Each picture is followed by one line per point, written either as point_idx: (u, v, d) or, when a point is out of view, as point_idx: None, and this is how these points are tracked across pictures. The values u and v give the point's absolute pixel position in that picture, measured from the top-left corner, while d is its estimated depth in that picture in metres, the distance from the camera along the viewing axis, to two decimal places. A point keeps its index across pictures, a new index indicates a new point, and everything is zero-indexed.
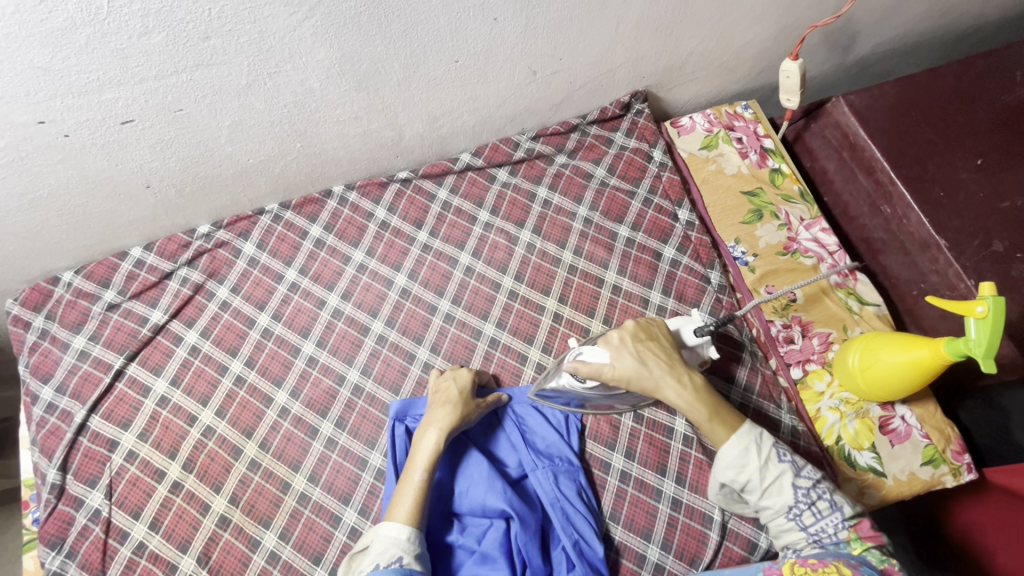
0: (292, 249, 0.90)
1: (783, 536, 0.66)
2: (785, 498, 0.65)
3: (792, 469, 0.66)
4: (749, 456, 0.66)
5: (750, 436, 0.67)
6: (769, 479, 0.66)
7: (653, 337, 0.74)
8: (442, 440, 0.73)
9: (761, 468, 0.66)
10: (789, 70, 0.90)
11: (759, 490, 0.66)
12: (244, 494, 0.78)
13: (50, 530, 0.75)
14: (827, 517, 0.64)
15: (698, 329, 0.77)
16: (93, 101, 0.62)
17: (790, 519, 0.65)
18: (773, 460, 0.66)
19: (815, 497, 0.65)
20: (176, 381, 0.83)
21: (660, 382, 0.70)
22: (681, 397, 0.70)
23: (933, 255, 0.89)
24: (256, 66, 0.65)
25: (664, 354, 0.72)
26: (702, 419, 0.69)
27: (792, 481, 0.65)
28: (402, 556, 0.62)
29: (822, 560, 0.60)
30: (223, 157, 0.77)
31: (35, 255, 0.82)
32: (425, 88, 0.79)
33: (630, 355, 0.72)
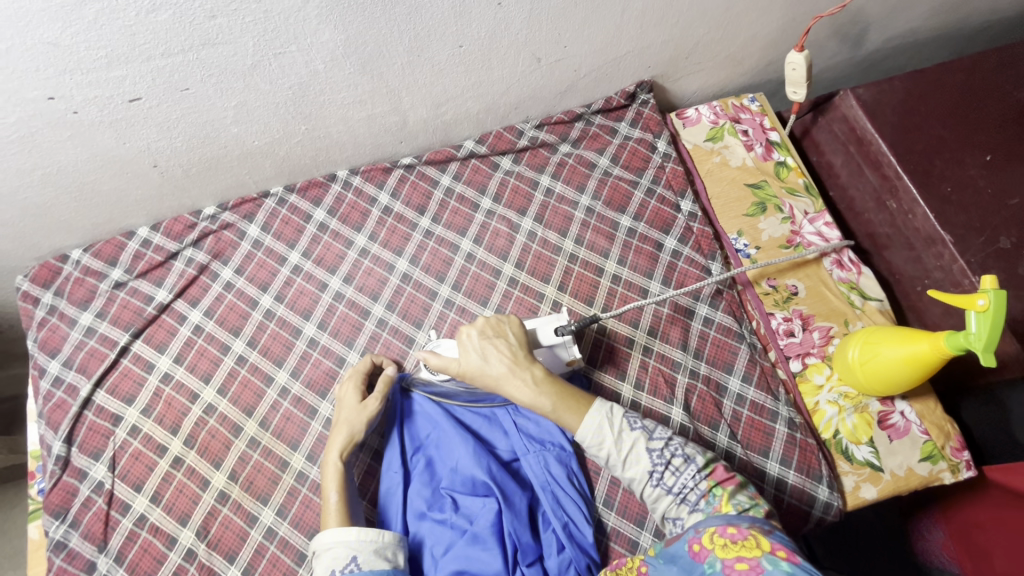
0: (296, 233, 0.91)
1: (657, 507, 0.63)
2: (643, 463, 0.63)
3: (644, 433, 0.65)
4: (604, 431, 0.65)
5: (602, 410, 0.66)
6: (625, 448, 0.64)
7: (501, 333, 0.70)
8: (345, 458, 0.73)
9: (619, 438, 0.65)
10: (795, 61, 0.89)
11: (619, 462, 0.64)
12: (243, 470, 0.79)
13: (55, 500, 0.77)
14: (685, 472, 0.62)
15: (557, 328, 0.75)
16: (101, 78, 0.62)
17: (655, 485, 0.63)
18: (626, 429, 0.65)
19: (669, 456, 0.63)
20: (180, 359, 0.84)
21: (501, 377, 0.67)
22: (524, 392, 0.66)
23: (939, 250, 0.88)
24: (262, 46, 0.65)
25: (509, 348, 0.68)
26: (548, 410, 0.65)
27: (646, 446, 0.64)
28: (356, 556, 0.63)
29: (741, 530, 0.54)
30: (229, 138, 0.78)
31: (45, 232, 0.83)
32: (429, 73, 0.79)
33: (474, 353, 0.68)
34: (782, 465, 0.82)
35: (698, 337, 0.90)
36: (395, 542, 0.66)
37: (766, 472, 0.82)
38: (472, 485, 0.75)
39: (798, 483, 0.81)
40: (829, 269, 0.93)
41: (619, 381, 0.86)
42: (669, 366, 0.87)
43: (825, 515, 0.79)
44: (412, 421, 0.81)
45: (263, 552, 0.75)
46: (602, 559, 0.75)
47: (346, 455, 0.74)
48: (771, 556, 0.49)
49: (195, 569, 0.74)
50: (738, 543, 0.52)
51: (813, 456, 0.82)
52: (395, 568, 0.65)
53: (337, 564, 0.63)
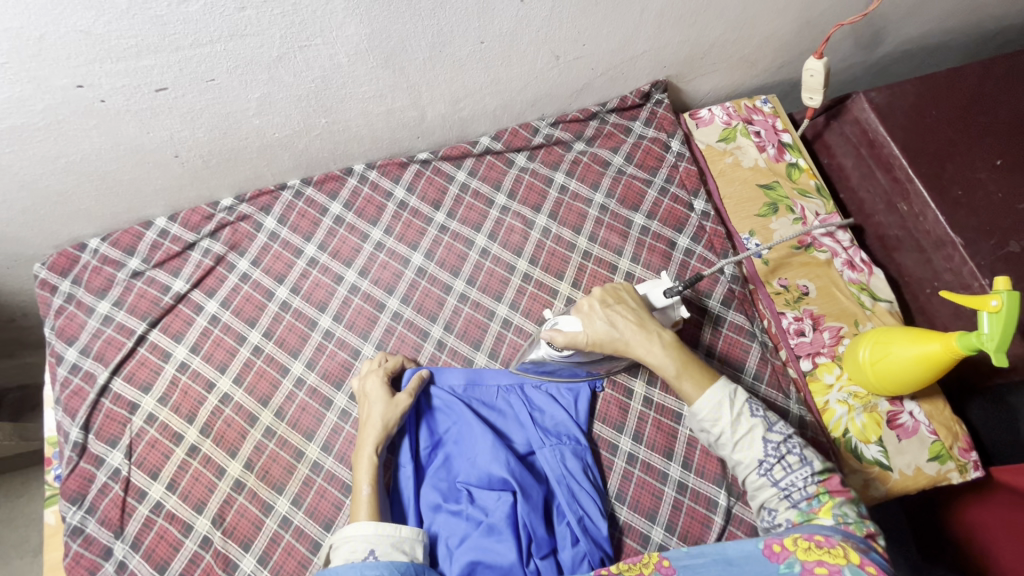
0: (312, 225, 0.92)
1: (757, 495, 0.66)
2: (755, 451, 0.65)
3: (764, 424, 0.67)
4: (723, 411, 0.67)
5: (723, 391, 0.68)
6: (741, 433, 0.66)
7: (622, 299, 0.74)
8: (379, 451, 0.74)
9: (733, 421, 0.67)
10: (813, 68, 0.90)
11: (730, 444, 0.67)
12: (259, 459, 0.80)
13: (72, 486, 0.78)
14: (797, 472, 0.64)
15: (667, 290, 0.76)
16: (130, 67, 0.63)
17: (761, 475, 0.65)
18: (744, 415, 0.67)
19: (785, 451, 0.65)
20: (196, 349, 0.85)
21: (633, 342, 0.71)
22: (654, 354, 0.70)
23: (948, 253, 0.90)
24: (288, 38, 0.66)
25: (634, 314, 0.73)
26: (675, 374, 0.69)
27: (763, 435, 0.66)
28: (373, 549, 0.65)
29: (829, 539, 0.56)
30: (250, 130, 0.78)
31: (64, 220, 0.84)
32: (449, 69, 0.80)
33: (600, 320, 0.72)
34: None
35: (710, 334, 0.90)
36: (413, 536, 0.68)
37: None
38: (488, 479, 0.76)
39: None
40: (839, 270, 0.94)
41: (630, 377, 0.86)
42: None
43: None
44: (430, 414, 0.82)
45: (278, 541, 0.76)
46: (614, 553, 0.76)
47: (380, 448, 0.75)
48: (857, 568, 0.53)
49: (211, 556, 0.75)
50: (823, 549, 0.55)
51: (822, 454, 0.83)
52: (412, 561, 0.66)
53: (355, 557, 0.64)
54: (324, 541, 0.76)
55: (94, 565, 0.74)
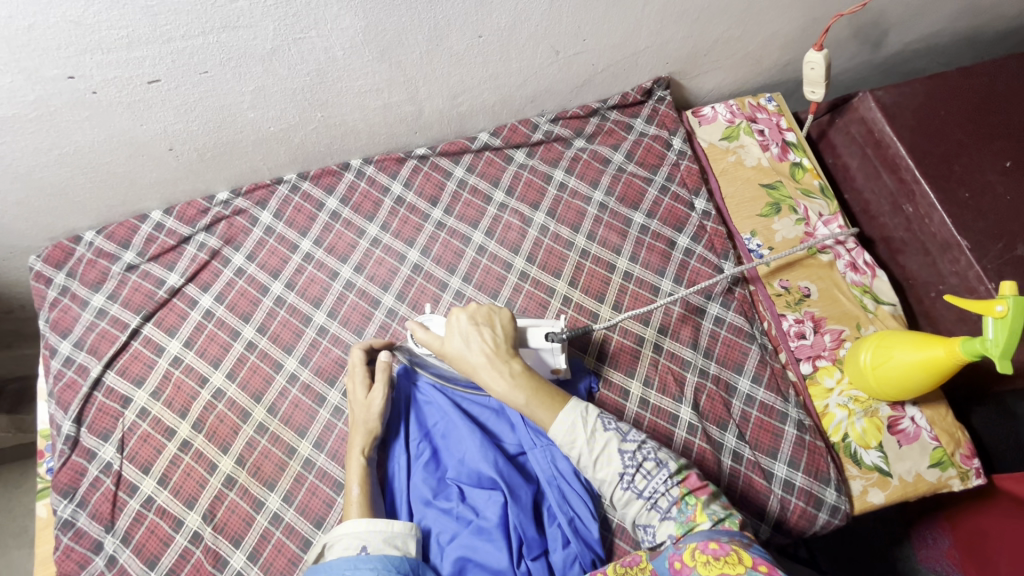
0: (308, 220, 0.91)
1: (628, 511, 0.64)
2: (613, 466, 0.63)
3: (617, 435, 0.65)
4: (577, 431, 0.64)
5: (576, 410, 0.65)
6: (597, 449, 0.64)
7: (490, 322, 0.71)
8: (367, 454, 0.74)
9: (590, 438, 0.64)
10: (813, 59, 0.88)
11: (590, 463, 0.64)
12: (251, 456, 0.79)
13: (63, 479, 0.77)
14: (656, 477, 0.62)
15: (550, 333, 0.74)
16: (121, 58, 0.62)
17: (626, 488, 0.63)
18: (599, 430, 0.65)
19: (641, 459, 0.63)
20: (190, 343, 0.85)
21: (480, 366, 0.68)
22: (499, 382, 0.67)
23: (954, 256, 0.88)
24: (282, 30, 0.65)
25: (493, 339, 0.69)
26: (521, 404, 0.66)
27: (618, 447, 0.64)
28: (366, 545, 0.65)
29: (722, 546, 0.55)
30: (245, 123, 0.77)
31: (60, 212, 0.84)
32: (447, 63, 0.79)
33: (457, 336, 0.70)
34: (790, 467, 0.81)
35: (708, 336, 0.89)
36: (406, 531, 0.67)
37: (773, 473, 0.81)
38: (478, 478, 0.75)
39: (805, 485, 0.80)
40: (842, 272, 0.92)
41: (627, 378, 0.86)
42: (678, 365, 0.87)
43: (832, 518, 0.79)
44: (420, 412, 0.81)
45: (268, 538, 0.76)
46: (607, 555, 0.76)
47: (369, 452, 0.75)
48: (754, 573, 0.52)
49: (201, 552, 0.75)
50: (720, 560, 0.54)
51: (822, 459, 0.81)
52: (406, 556, 0.66)
53: (348, 552, 0.64)
54: (314, 538, 0.76)
55: (85, 560, 0.74)
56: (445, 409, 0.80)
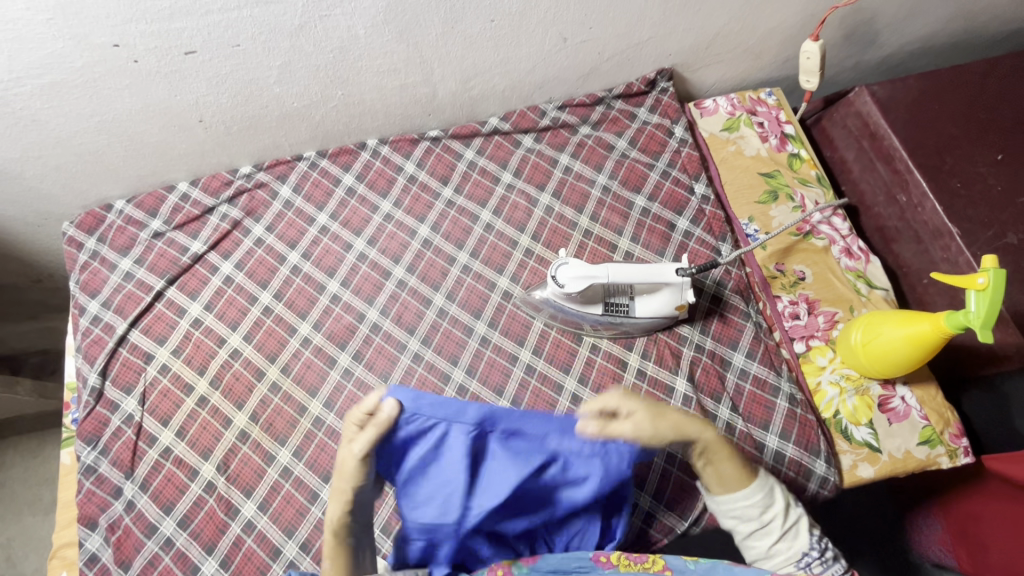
0: (325, 195, 0.96)
1: None
2: (800, 543, 0.67)
3: (807, 515, 0.70)
4: (774, 499, 0.68)
5: (769, 484, 0.69)
6: (789, 523, 0.68)
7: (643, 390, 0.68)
8: (341, 503, 0.61)
9: (785, 511, 0.68)
10: (810, 50, 0.93)
11: (778, 531, 0.67)
12: (264, 412, 0.83)
13: (88, 428, 0.82)
14: (831, 567, 0.67)
15: (679, 269, 0.81)
16: (163, 29, 0.68)
17: (799, 568, 0.67)
18: (793, 509, 0.69)
19: (825, 545, 0.68)
20: (210, 306, 0.89)
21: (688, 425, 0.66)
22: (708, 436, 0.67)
23: (945, 243, 0.91)
24: (310, 8, 0.70)
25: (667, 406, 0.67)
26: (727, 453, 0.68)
27: (808, 526, 0.68)
28: None
29: None
30: (270, 98, 0.83)
31: (94, 180, 0.89)
32: (461, 46, 0.84)
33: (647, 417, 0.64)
34: (782, 439, 0.84)
35: (706, 314, 0.92)
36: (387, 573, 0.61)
37: (766, 444, 0.83)
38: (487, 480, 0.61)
39: (796, 456, 0.82)
40: (837, 257, 0.95)
41: (626, 351, 0.89)
42: (675, 340, 0.89)
43: (821, 489, 0.81)
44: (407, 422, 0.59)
45: (278, 490, 0.79)
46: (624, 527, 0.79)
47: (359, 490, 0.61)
48: None
49: (215, 501, 0.78)
50: None
51: (812, 431, 0.84)
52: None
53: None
54: (321, 492, 0.79)
55: (105, 503, 0.78)
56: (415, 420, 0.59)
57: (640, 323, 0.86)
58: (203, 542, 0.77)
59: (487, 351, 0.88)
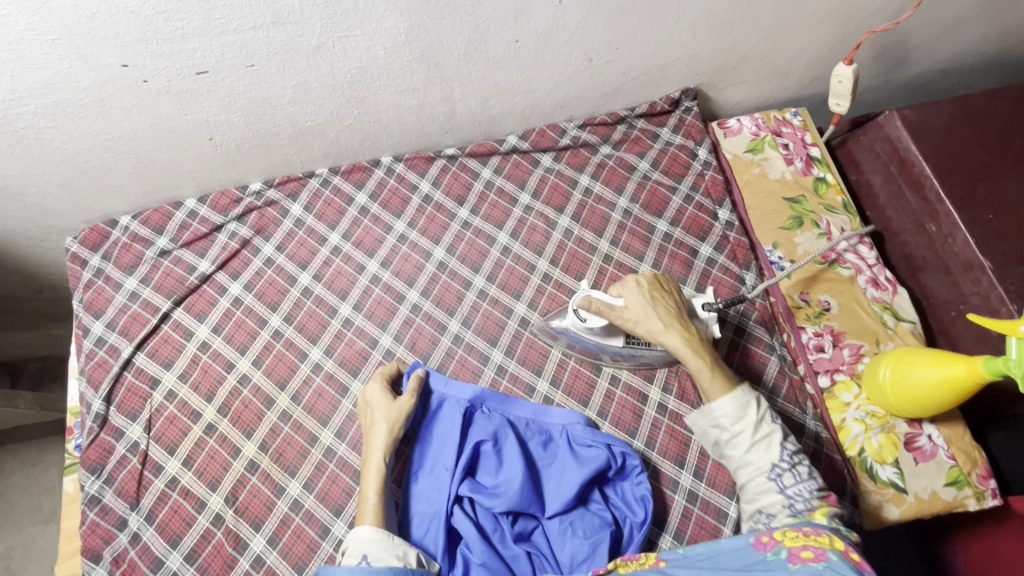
0: (337, 214, 0.93)
1: (758, 499, 0.68)
2: (770, 455, 0.68)
3: (780, 431, 0.70)
4: (747, 411, 0.69)
5: (748, 395, 0.70)
6: (761, 435, 0.69)
7: (663, 290, 0.76)
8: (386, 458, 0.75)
9: (755, 425, 0.69)
10: (841, 74, 0.90)
11: (747, 443, 0.69)
12: (273, 442, 0.81)
13: (92, 456, 0.79)
14: (804, 482, 0.66)
15: (705, 304, 0.80)
16: (174, 49, 0.65)
17: (770, 479, 0.67)
18: (765, 421, 0.70)
19: (797, 463, 0.67)
20: (218, 329, 0.86)
21: (665, 328, 0.73)
22: (678, 345, 0.72)
23: (976, 276, 0.88)
24: (329, 28, 0.67)
25: (672, 306, 0.75)
26: (703, 367, 0.71)
27: (779, 442, 0.69)
28: (367, 554, 0.66)
29: (817, 530, 0.59)
30: (284, 117, 0.80)
31: (99, 196, 0.86)
32: (483, 65, 0.81)
33: (640, 296, 0.75)
34: None
35: (728, 345, 0.89)
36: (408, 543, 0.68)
37: None
38: (489, 454, 0.77)
39: None
40: (863, 287, 0.93)
41: (646, 383, 0.86)
42: None
43: None
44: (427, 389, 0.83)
45: (287, 523, 0.77)
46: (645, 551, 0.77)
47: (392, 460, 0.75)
48: (838, 551, 0.55)
49: (222, 534, 0.76)
50: (808, 536, 0.57)
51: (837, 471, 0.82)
52: (406, 566, 0.66)
53: (350, 561, 0.66)
54: (332, 526, 0.77)
55: (109, 535, 0.76)
56: (427, 399, 0.82)
57: (660, 359, 0.84)
58: None
59: (504, 380, 0.85)
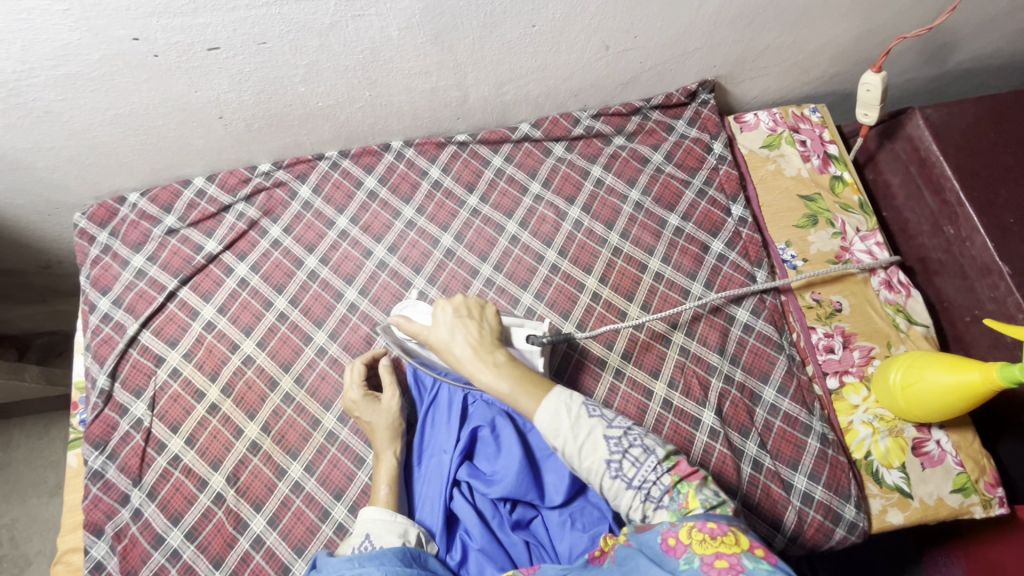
0: (346, 198, 0.92)
1: (618, 501, 0.61)
2: (600, 452, 0.61)
3: (603, 422, 0.63)
4: (561, 417, 0.62)
5: (562, 397, 0.63)
6: (582, 437, 0.61)
7: (476, 315, 0.70)
8: (394, 452, 0.76)
9: (576, 427, 0.62)
10: (869, 81, 0.87)
11: (575, 453, 0.61)
12: (276, 424, 0.81)
13: (95, 431, 0.80)
14: (645, 464, 0.60)
15: (530, 336, 0.73)
16: (185, 24, 0.64)
17: (614, 477, 0.60)
18: (584, 417, 0.62)
19: (627, 445, 0.61)
20: (223, 309, 0.86)
21: (464, 358, 0.67)
22: (486, 374, 0.65)
23: (994, 281, 0.86)
24: (342, 6, 0.66)
25: (478, 331, 0.68)
26: (505, 394, 0.64)
27: (603, 433, 0.62)
28: (369, 533, 0.67)
29: (720, 526, 0.54)
30: (295, 97, 0.79)
31: (109, 172, 0.86)
32: (497, 50, 0.79)
33: (443, 327, 0.69)
34: (809, 480, 0.81)
35: (736, 343, 0.88)
36: (408, 521, 0.70)
37: (793, 483, 0.81)
38: (488, 440, 0.77)
39: (824, 498, 0.79)
40: (876, 289, 0.91)
41: (651, 379, 0.85)
42: (704, 370, 0.86)
43: (849, 534, 0.78)
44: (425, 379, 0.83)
45: (288, 505, 0.77)
46: None
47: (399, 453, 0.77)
48: (750, 554, 0.51)
49: (223, 513, 0.76)
50: (716, 538, 0.52)
51: (843, 474, 0.80)
52: (406, 544, 0.68)
53: (354, 539, 0.68)
54: (333, 510, 0.77)
55: (112, 510, 0.76)
56: (426, 387, 0.83)
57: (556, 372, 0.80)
58: (211, 555, 0.75)
59: None
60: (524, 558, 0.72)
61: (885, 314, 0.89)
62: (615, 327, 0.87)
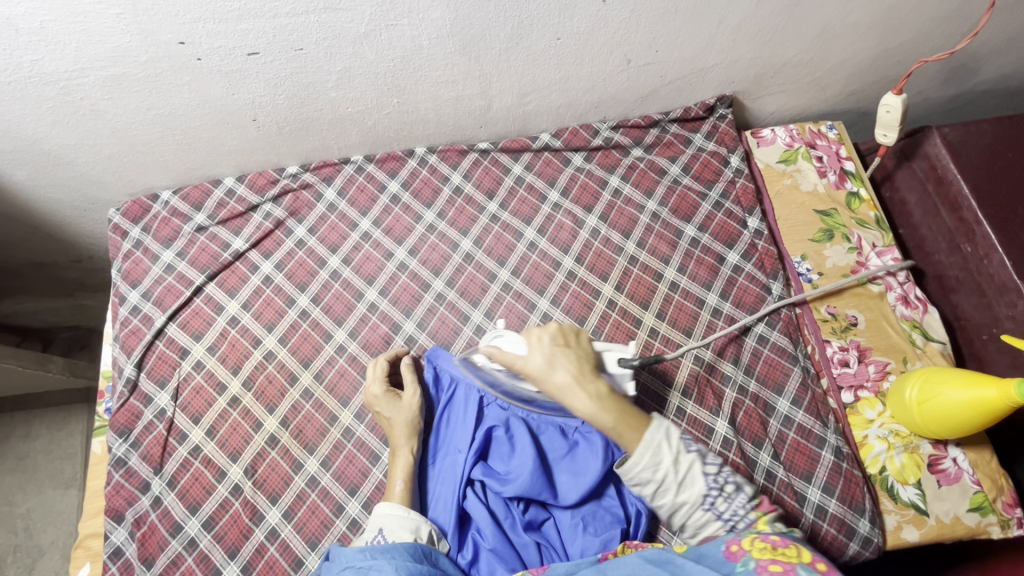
0: (369, 201, 0.95)
1: (700, 532, 0.63)
2: (696, 488, 0.62)
3: (701, 457, 0.64)
4: (662, 452, 0.63)
5: (661, 431, 0.64)
6: (682, 470, 0.63)
7: (573, 344, 0.70)
8: (411, 450, 0.77)
9: (675, 463, 0.63)
10: (890, 102, 0.87)
11: (674, 486, 0.62)
12: (294, 418, 0.82)
13: (121, 420, 0.82)
14: (736, 500, 0.62)
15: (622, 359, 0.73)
16: (229, 29, 0.67)
17: (706, 510, 0.62)
18: (684, 452, 0.63)
19: (724, 482, 0.63)
20: (248, 305, 0.88)
21: (565, 386, 0.66)
22: (586, 405, 0.65)
23: (1012, 299, 0.86)
24: (378, 16, 0.69)
25: (577, 360, 0.68)
26: (609, 427, 0.64)
27: (702, 469, 0.63)
28: (382, 529, 0.68)
29: (782, 539, 0.56)
30: (326, 102, 0.82)
31: (143, 170, 0.89)
32: (522, 61, 0.82)
33: (540, 355, 0.69)
34: (823, 492, 0.80)
35: (750, 353, 0.88)
36: (421, 518, 0.70)
37: (806, 496, 0.80)
38: (502, 441, 0.78)
39: (838, 512, 0.79)
40: (892, 305, 0.91)
41: (665, 387, 0.86)
42: (719, 380, 0.87)
43: (862, 550, 0.78)
44: (442, 380, 0.84)
45: (303, 498, 0.78)
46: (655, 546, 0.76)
47: (416, 451, 0.78)
48: (808, 566, 0.51)
49: (240, 504, 0.78)
50: (778, 549, 0.54)
51: (857, 488, 0.80)
52: (418, 540, 0.68)
53: (367, 534, 0.69)
54: (347, 505, 0.78)
55: (133, 497, 0.78)
56: (442, 387, 0.84)
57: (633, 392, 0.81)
58: (226, 545, 0.76)
59: None
60: (535, 559, 0.72)
61: (900, 329, 0.89)
62: (629, 334, 0.88)
